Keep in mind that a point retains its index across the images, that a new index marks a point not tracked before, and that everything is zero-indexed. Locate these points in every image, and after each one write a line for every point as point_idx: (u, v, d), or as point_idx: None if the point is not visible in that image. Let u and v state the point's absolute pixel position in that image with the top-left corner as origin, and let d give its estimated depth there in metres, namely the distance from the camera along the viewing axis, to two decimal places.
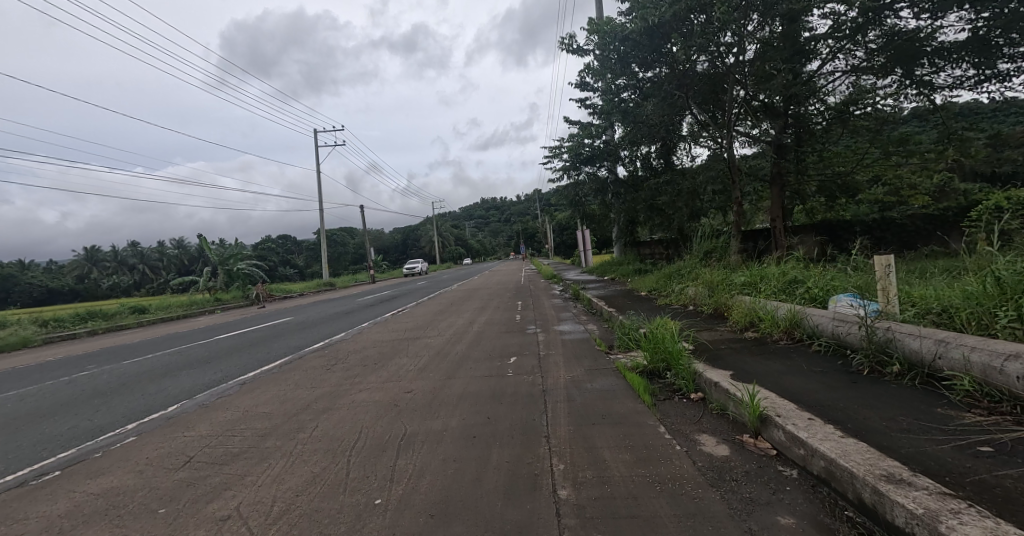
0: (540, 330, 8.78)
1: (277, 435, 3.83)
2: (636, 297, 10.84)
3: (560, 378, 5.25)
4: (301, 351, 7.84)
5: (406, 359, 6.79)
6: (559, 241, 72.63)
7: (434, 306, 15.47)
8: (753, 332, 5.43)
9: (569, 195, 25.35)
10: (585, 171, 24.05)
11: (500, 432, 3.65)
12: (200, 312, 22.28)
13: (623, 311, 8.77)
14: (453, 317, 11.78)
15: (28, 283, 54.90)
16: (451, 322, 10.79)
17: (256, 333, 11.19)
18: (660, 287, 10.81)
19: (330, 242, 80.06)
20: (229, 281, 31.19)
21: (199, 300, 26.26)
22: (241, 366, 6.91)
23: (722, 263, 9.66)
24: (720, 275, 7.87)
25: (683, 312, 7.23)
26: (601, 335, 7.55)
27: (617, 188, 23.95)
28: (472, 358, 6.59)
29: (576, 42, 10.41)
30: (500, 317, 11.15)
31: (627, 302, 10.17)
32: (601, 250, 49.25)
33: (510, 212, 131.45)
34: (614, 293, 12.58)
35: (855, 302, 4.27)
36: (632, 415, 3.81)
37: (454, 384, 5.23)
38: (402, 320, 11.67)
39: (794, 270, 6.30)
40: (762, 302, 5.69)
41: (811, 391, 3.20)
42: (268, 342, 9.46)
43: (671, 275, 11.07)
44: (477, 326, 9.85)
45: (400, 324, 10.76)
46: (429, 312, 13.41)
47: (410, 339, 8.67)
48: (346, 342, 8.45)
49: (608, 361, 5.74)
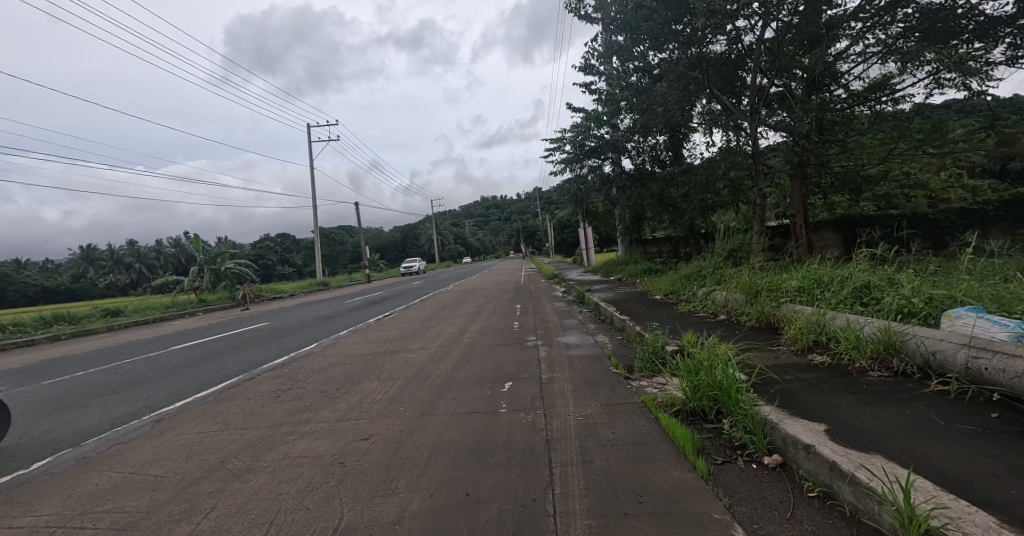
0: (541, 343, 7.47)
1: (142, 529, 2.51)
2: (652, 302, 9.48)
3: (569, 418, 3.95)
4: (255, 370, 6.55)
5: (376, 384, 5.49)
6: (560, 239, 71.16)
7: (425, 308, 14.23)
8: (821, 355, 4.14)
9: (571, 190, 23.98)
10: (588, 165, 22.68)
11: (481, 530, 2.35)
12: (179, 314, 21.05)
13: (640, 320, 7.49)
14: (443, 324, 10.45)
15: (21, 282, 54.03)
16: (440, 331, 9.47)
17: (220, 342, 9.92)
18: (679, 292, 9.48)
19: (327, 241, 78.91)
20: (217, 282, 30.07)
21: (182, 301, 25.04)
22: (175, 390, 5.63)
23: (754, 263, 8.37)
24: (758, 278, 6.59)
25: (717, 324, 5.91)
26: (616, 351, 6.28)
27: (624, 182, 22.59)
28: (458, 383, 5.29)
29: (584, 6, 9.10)
30: (496, 325, 9.90)
31: (642, 309, 8.83)
32: (604, 248, 48.11)
33: (509, 210, 129.94)
34: (624, 297, 11.23)
35: (1000, 325, 2.98)
36: (685, 497, 2.51)
37: (428, 427, 3.92)
38: (386, 327, 10.42)
39: (864, 273, 5.01)
40: (831, 316, 4.40)
41: (1005, 487, 1.89)
42: (225, 355, 8.13)
43: (693, 278, 9.73)
44: (469, 337, 8.53)
45: (382, 333, 9.48)
46: (418, 317, 12.14)
47: (388, 354, 7.38)
48: (312, 357, 7.16)
49: (630, 392, 4.45)
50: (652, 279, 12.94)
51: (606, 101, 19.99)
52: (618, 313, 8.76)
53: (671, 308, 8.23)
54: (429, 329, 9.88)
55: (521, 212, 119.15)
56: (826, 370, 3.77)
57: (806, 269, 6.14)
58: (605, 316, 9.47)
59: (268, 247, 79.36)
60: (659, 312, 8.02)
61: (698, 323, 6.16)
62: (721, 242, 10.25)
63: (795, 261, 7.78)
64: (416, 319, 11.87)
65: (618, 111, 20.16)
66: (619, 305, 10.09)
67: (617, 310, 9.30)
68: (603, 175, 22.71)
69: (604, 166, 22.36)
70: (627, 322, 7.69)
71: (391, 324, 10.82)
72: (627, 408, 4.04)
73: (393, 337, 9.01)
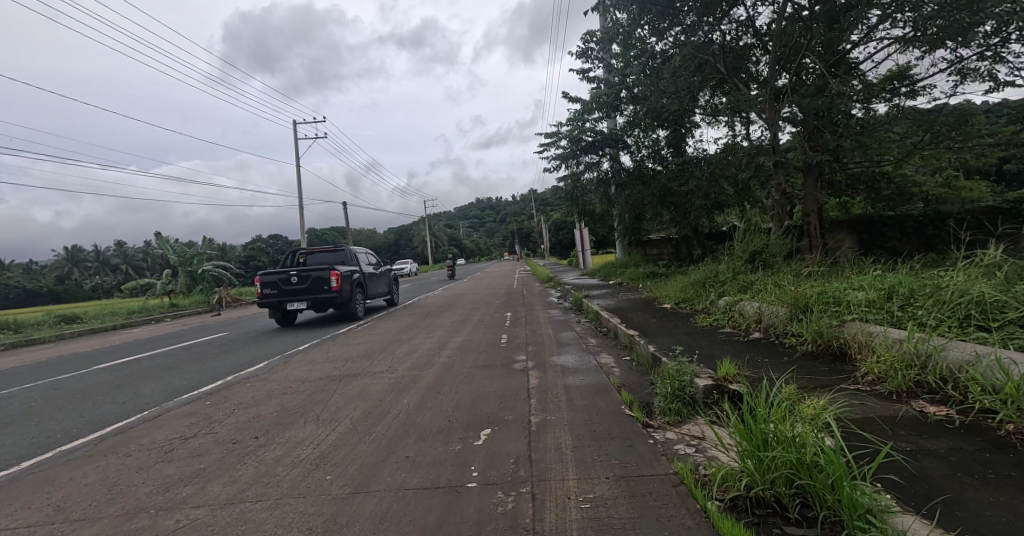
0: (532, 366, 6.09)
1: None
2: (663, 313, 8.13)
3: (569, 506, 2.60)
4: (171, 403, 5.18)
5: (310, 429, 4.11)
6: (555, 242, 69.81)
7: (406, 317, 12.87)
8: (935, 405, 2.84)
9: (567, 188, 22.67)
10: (585, 161, 21.28)
11: None
12: (145, 321, 19.57)
13: (653, 337, 6.20)
14: (420, 338, 9.06)
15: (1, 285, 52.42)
16: (415, 347, 8.09)
17: (160, 359, 8.53)
18: (694, 303, 8.11)
19: (317, 242, 77.22)
20: (193, 284, 28.53)
21: (150, 306, 23.48)
22: (47, 435, 4.27)
23: (785, 270, 7.09)
24: (803, 286, 5.31)
25: (757, 349, 4.60)
26: (627, 380, 4.97)
27: (623, 180, 21.31)
28: (418, 431, 3.91)
29: None
30: (482, 339, 8.57)
31: (651, 322, 7.48)
32: (600, 250, 46.91)
33: (504, 212, 128.55)
34: (629, 306, 9.85)
35: None
36: None
37: (353, 522, 2.56)
38: (355, 340, 9.07)
39: (962, 282, 3.74)
40: (939, 346, 3.11)
41: None
42: (152, 378, 6.75)
43: (710, 286, 8.36)
44: (447, 356, 7.15)
45: (348, 349, 8.10)
46: (395, 327, 10.78)
47: (344, 378, 6.00)
48: (249, 385, 5.79)
49: (655, 456, 3.13)
50: (660, 284, 11.62)
51: (603, 93, 18.75)
52: (625, 327, 7.41)
53: (687, 322, 6.88)
54: (403, 344, 8.49)
55: (516, 214, 117.84)
56: (963, 436, 2.45)
57: (867, 276, 4.87)
58: (609, 331, 8.09)
59: (256, 248, 77.62)
60: (675, 327, 6.69)
61: (732, 347, 4.83)
62: (739, 243, 8.91)
63: (838, 267, 6.51)
64: (393, 329, 10.51)
65: (616, 104, 18.98)
66: (623, 316, 8.75)
67: (621, 322, 7.96)
68: (600, 172, 21.40)
69: (601, 162, 21.06)
70: (638, 338, 6.37)
71: (361, 338, 9.42)
72: (655, 488, 2.69)
73: (358, 354, 7.60)
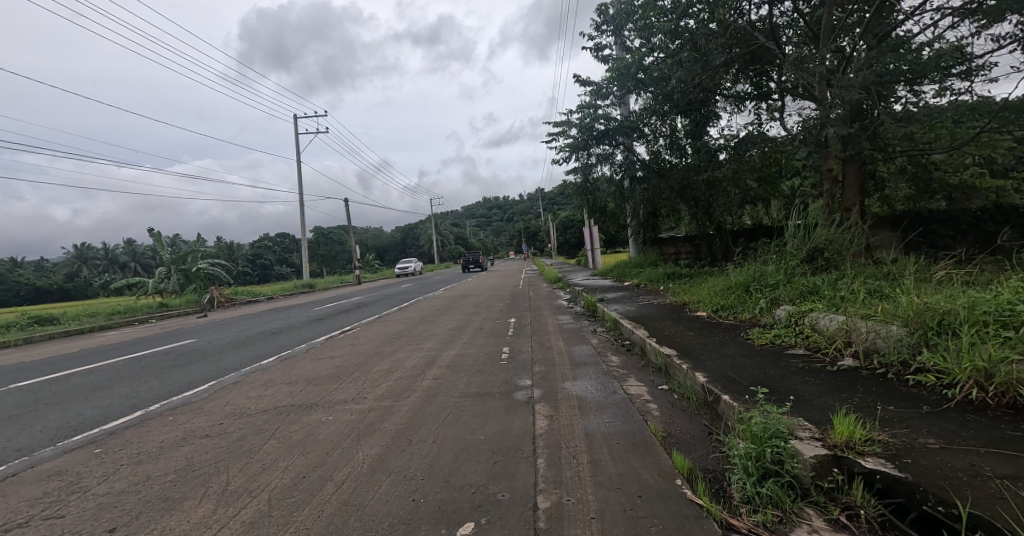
0: (539, 398, 4.66)
1: None
2: (701, 325, 6.63)
3: None
4: (50, 449, 3.83)
5: (202, 513, 2.70)
6: (563, 240, 68.01)
7: (398, 322, 11.51)
8: None
9: (577, 183, 21.26)
10: (596, 153, 19.84)
11: None
12: (126, 322, 18.44)
13: (698, 360, 4.76)
14: (406, 350, 7.69)
15: (11, 282, 52.73)
16: (397, 364, 6.72)
17: (100, 372, 7.24)
18: (739, 313, 6.60)
19: (321, 240, 76.25)
20: (186, 284, 27.84)
21: (139, 306, 22.49)
22: None
23: (862, 277, 5.61)
24: (920, 296, 3.81)
25: (874, 393, 3.11)
26: (676, 431, 3.52)
27: (638, 173, 19.84)
28: (360, 527, 2.47)
29: None
30: (479, 353, 7.16)
31: (688, 336, 6.02)
32: (611, 248, 45.16)
33: (511, 210, 126.96)
34: (653, 314, 8.35)
35: None
36: None
37: None
38: (331, 353, 7.70)
39: None
40: None
41: None
42: (67, 401, 5.44)
43: (757, 292, 6.82)
44: (432, 378, 5.75)
45: (319, 366, 6.77)
46: (382, 336, 9.42)
47: (294, 412, 4.62)
48: (169, 421, 4.44)
49: None
50: (689, 288, 10.12)
51: (615, 79, 17.38)
52: (655, 343, 5.94)
53: (737, 339, 5.39)
54: (385, 359, 7.13)
55: (523, 213, 116.21)
56: None
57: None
58: (633, 346, 6.66)
59: (261, 246, 77.11)
60: (722, 345, 5.21)
61: (826, 387, 3.37)
62: (790, 241, 7.35)
63: (941, 271, 5.00)
64: (379, 338, 9.15)
65: (629, 91, 17.60)
66: (649, 326, 7.25)
67: (648, 335, 6.49)
68: (613, 164, 19.93)
69: (615, 154, 19.60)
70: (675, 361, 4.92)
71: (339, 349, 8.09)
72: None
73: (329, 373, 6.26)
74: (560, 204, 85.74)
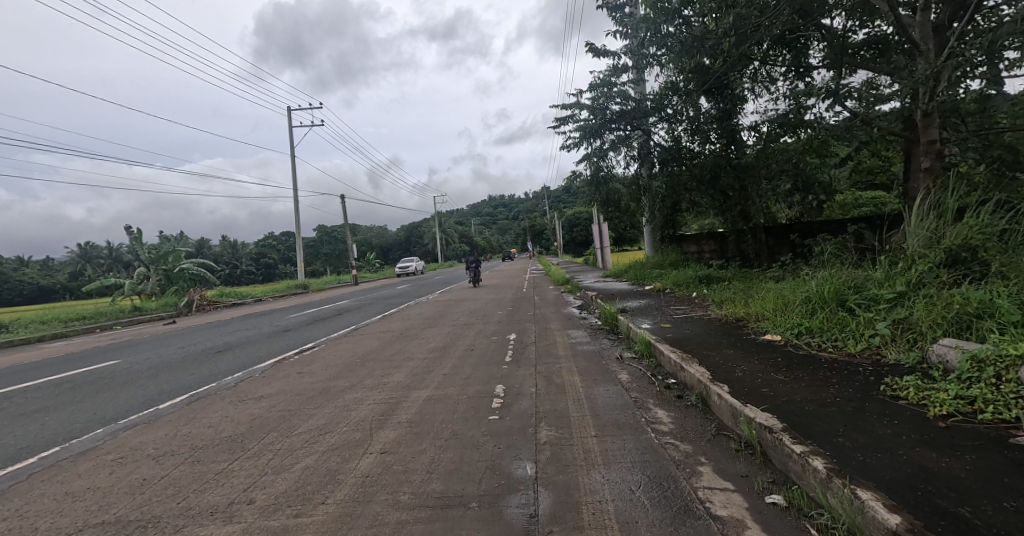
0: (549, 523, 2.53)
1: None
2: (787, 360, 4.47)
3: None
4: None
5: None
6: (569, 239, 65.79)
7: (374, 338, 9.43)
8: None
9: (588, 172, 19.25)
10: (610, 139, 17.70)
11: None
12: (85, 330, 16.53)
13: (838, 450, 2.60)
14: (365, 388, 5.60)
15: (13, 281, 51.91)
16: (341, 414, 4.66)
17: None
18: (849, 346, 4.40)
19: (322, 240, 74.50)
20: (166, 286, 26.25)
21: (110, 310, 20.69)
22: None
23: None
24: None
25: None
26: None
27: (656, 163, 17.79)
28: None
29: None
30: (460, 397, 5.07)
31: (781, 382, 3.85)
32: (624, 247, 42.81)
33: (516, 209, 124.91)
34: (703, 336, 6.14)
35: None
36: None
37: None
38: (262, 391, 5.63)
39: None
40: None
41: None
42: None
43: (871, 313, 4.59)
44: (377, 454, 3.62)
45: (232, 415, 4.72)
46: (344, 360, 7.36)
47: None
48: None
49: None
50: (743, 302, 7.90)
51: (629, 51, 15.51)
52: (730, 395, 3.78)
53: (877, 397, 3.23)
54: (333, 402, 5.08)
55: (530, 211, 113.78)
56: None
57: None
58: (689, 395, 4.52)
59: (263, 245, 75.53)
60: (858, 410, 3.06)
61: None
62: (912, 238, 5.08)
63: None
64: (342, 364, 7.09)
65: (644, 65, 15.78)
66: (704, 356, 5.09)
67: (711, 378, 4.32)
68: (628, 151, 17.79)
69: (631, 139, 17.51)
70: (788, 444, 2.76)
71: (279, 383, 6.03)
72: None
73: (233, 433, 4.18)
74: (567, 201, 83.48)
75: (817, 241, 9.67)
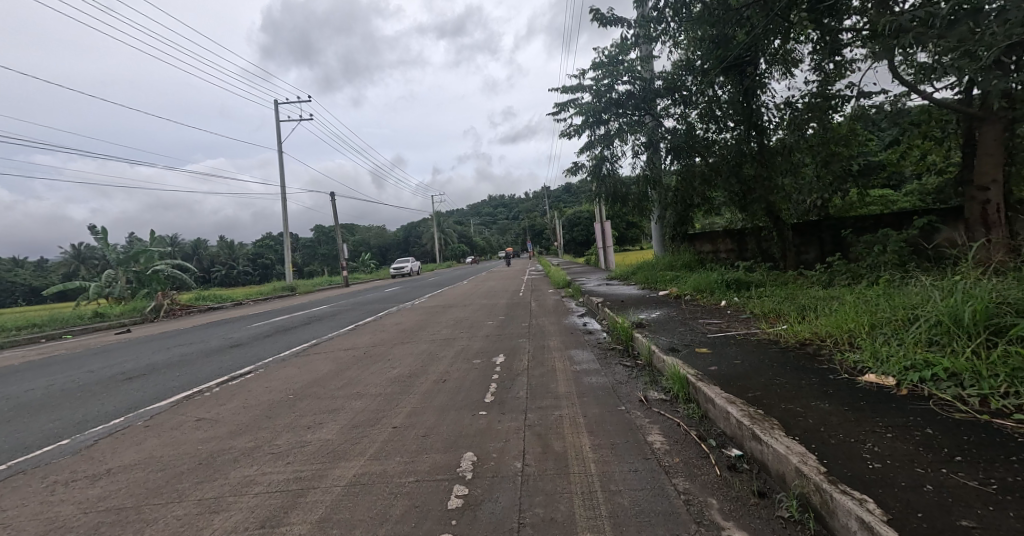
0: None
1: None
2: (948, 435, 2.60)
3: None
4: None
5: None
6: (569, 238, 64.11)
7: (330, 359, 7.64)
8: None
9: (590, 163, 17.49)
10: (614, 127, 15.98)
11: None
12: (29, 341, 14.83)
13: None
14: (265, 458, 3.73)
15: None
16: (200, 518, 2.82)
17: None
18: None
19: (317, 240, 72.68)
20: (138, 288, 24.58)
21: (69, 316, 19.11)
22: None
23: None
24: None
25: None
26: None
27: (665, 153, 16.04)
28: None
29: None
30: (404, 480, 3.24)
31: (989, 505, 1.95)
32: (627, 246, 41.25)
33: (516, 208, 123.33)
34: (766, 372, 4.27)
35: None
36: None
37: None
38: (122, 457, 3.84)
39: None
40: None
41: None
42: None
43: None
44: None
45: (21, 518, 2.88)
46: (274, 396, 5.55)
47: None
48: None
49: None
50: (802, 319, 6.06)
51: (636, 28, 13.74)
52: (890, 532, 1.90)
53: None
54: (199, 490, 3.19)
55: (529, 210, 111.86)
56: None
57: None
58: (779, 494, 2.63)
59: (256, 246, 73.82)
60: None
61: None
62: None
63: None
64: (264, 404, 5.24)
65: (653, 43, 13.99)
66: (789, 414, 3.20)
67: (824, 472, 2.43)
68: (635, 142, 16.03)
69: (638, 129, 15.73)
70: None
71: (152, 442, 4.16)
72: None
73: None
74: (567, 200, 81.45)
75: (885, 252, 7.88)
